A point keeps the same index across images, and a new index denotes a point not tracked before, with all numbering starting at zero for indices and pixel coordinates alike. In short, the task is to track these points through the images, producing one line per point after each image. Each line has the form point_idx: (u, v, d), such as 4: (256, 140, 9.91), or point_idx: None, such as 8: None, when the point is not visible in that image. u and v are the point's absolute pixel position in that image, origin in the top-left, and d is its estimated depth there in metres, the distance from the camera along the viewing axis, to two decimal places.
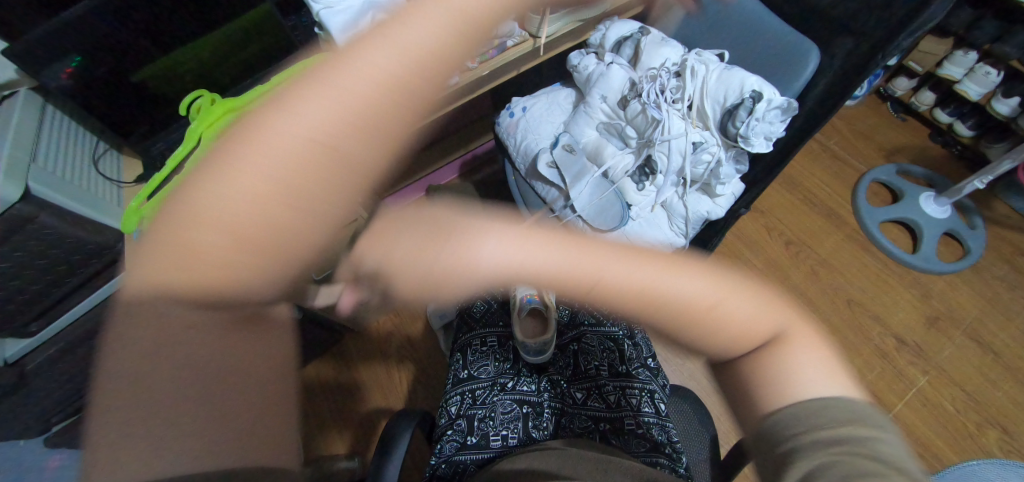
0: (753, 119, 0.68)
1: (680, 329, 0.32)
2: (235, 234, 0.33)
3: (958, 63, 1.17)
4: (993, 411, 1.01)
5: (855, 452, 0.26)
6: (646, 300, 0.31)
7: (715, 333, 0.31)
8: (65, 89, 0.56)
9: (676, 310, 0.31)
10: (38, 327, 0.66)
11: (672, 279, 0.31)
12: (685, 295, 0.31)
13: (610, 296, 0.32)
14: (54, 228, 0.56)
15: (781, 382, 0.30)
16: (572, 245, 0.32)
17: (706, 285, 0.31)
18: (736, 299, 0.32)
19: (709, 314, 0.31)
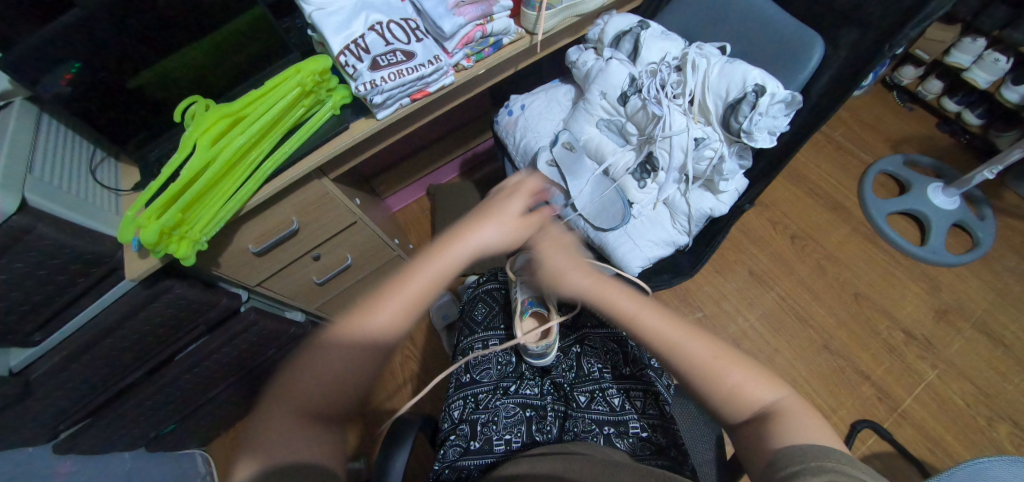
0: (756, 114, 0.67)
1: (695, 391, 0.48)
2: (359, 359, 0.45)
3: (966, 50, 1.14)
4: (1004, 404, 0.99)
5: (834, 465, 0.34)
6: (671, 356, 0.50)
7: (723, 385, 0.46)
8: (61, 97, 0.56)
9: (695, 373, 0.48)
10: (42, 336, 0.67)
11: (690, 346, 0.49)
12: (704, 362, 0.48)
13: (641, 332, 0.52)
14: (51, 238, 0.56)
15: (780, 429, 0.42)
16: (626, 304, 0.54)
17: (717, 362, 0.48)
18: (739, 375, 0.47)
19: (719, 382, 0.47)
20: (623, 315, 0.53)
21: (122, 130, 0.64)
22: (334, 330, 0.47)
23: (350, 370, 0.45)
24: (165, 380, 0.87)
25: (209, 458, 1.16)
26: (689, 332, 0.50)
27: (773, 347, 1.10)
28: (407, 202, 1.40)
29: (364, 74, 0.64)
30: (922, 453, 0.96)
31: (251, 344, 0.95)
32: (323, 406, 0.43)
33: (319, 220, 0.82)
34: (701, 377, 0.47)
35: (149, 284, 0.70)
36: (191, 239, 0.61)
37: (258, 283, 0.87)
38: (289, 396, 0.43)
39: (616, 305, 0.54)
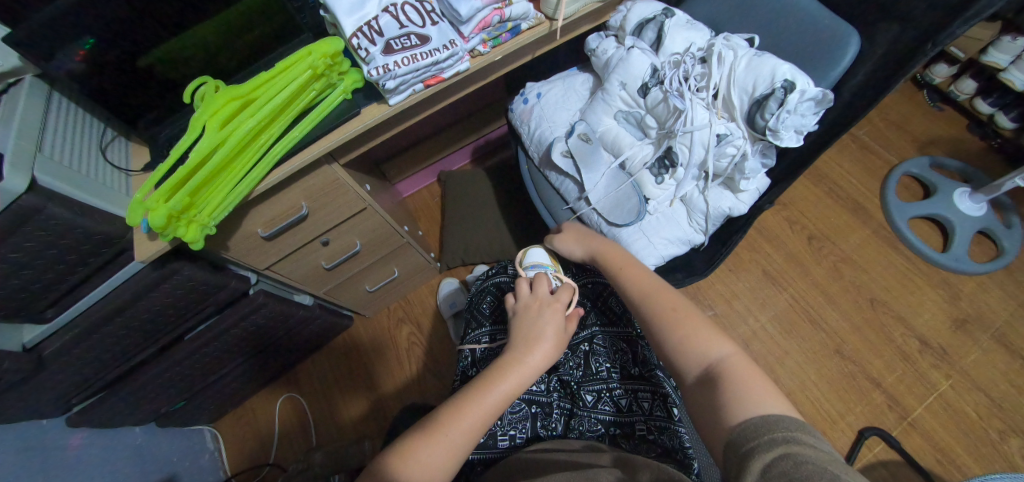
0: (783, 111, 0.63)
1: (656, 341, 0.55)
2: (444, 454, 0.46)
3: (1005, 50, 1.07)
4: (1018, 418, 0.98)
5: (790, 442, 0.35)
6: (642, 307, 0.59)
7: (678, 335, 0.52)
8: (74, 74, 0.55)
9: (654, 321, 0.56)
10: (54, 313, 0.68)
11: (659, 300, 0.58)
12: (663, 312, 0.55)
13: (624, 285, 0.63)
14: (61, 218, 0.55)
15: (730, 388, 0.44)
16: (618, 263, 0.66)
17: (675, 314, 0.54)
18: (693, 330, 0.52)
19: (673, 332, 0.53)
20: (614, 271, 0.66)
21: (132, 109, 0.63)
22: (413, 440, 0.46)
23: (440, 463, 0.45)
24: (175, 359, 0.88)
25: (219, 434, 1.19)
26: (664, 291, 0.58)
27: (783, 349, 1.10)
28: (417, 187, 1.40)
29: (377, 58, 0.62)
30: (929, 462, 0.96)
31: (259, 326, 0.96)
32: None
33: (327, 207, 0.80)
34: (665, 326, 0.54)
35: (158, 265, 0.70)
36: (198, 223, 0.60)
37: (266, 267, 0.87)
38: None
39: (611, 263, 0.68)
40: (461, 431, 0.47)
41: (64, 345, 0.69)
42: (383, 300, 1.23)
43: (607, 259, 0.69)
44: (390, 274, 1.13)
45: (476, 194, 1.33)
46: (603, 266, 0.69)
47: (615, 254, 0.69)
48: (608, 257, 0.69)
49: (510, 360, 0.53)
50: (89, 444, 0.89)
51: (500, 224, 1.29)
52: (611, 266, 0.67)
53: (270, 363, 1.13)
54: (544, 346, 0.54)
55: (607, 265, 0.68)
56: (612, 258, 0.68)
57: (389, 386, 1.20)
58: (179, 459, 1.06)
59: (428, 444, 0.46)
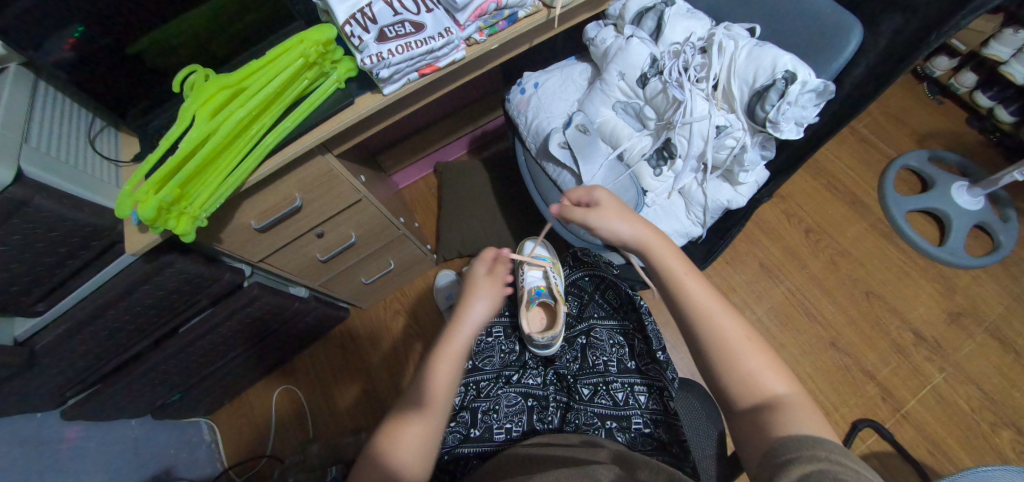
0: (784, 103, 0.62)
1: (708, 367, 0.49)
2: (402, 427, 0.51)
3: (1006, 42, 1.06)
4: (1009, 410, 0.99)
5: (827, 460, 0.34)
6: (699, 325, 0.50)
7: (739, 359, 0.47)
8: (61, 63, 0.54)
9: (715, 348, 0.48)
10: (45, 306, 0.67)
11: (722, 321, 0.49)
12: (728, 339, 0.48)
13: (678, 285, 0.53)
14: (49, 210, 0.54)
15: (790, 424, 0.42)
16: (673, 264, 0.54)
17: (741, 344, 0.48)
18: (759, 363, 0.47)
19: (737, 364, 0.47)
20: (668, 274, 0.54)
21: (120, 98, 0.62)
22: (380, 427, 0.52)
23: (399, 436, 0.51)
24: (170, 352, 0.87)
25: (216, 425, 1.19)
26: (726, 310, 0.50)
27: (779, 341, 1.10)
28: (413, 179, 1.39)
29: (370, 46, 0.60)
30: (920, 453, 0.97)
31: (255, 319, 0.95)
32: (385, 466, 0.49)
33: (319, 196, 0.79)
34: (724, 347, 0.48)
35: (151, 258, 0.69)
36: (189, 215, 0.59)
37: (260, 259, 0.86)
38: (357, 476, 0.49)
39: (662, 262, 0.55)
40: (432, 393, 0.53)
41: (56, 339, 0.68)
42: (379, 292, 1.23)
43: (657, 253, 0.56)
44: (386, 266, 1.12)
45: (473, 186, 1.32)
46: (649, 261, 0.56)
47: (668, 251, 0.56)
48: (658, 252, 0.56)
49: (448, 329, 0.58)
50: (85, 437, 0.88)
51: (497, 216, 1.28)
52: (663, 266, 0.55)
53: (267, 356, 1.12)
54: (483, 301, 0.59)
55: (655, 263, 0.56)
56: (663, 254, 0.55)
57: (386, 379, 1.20)
58: (175, 451, 1.07)
59: (408, 421, 0.52)
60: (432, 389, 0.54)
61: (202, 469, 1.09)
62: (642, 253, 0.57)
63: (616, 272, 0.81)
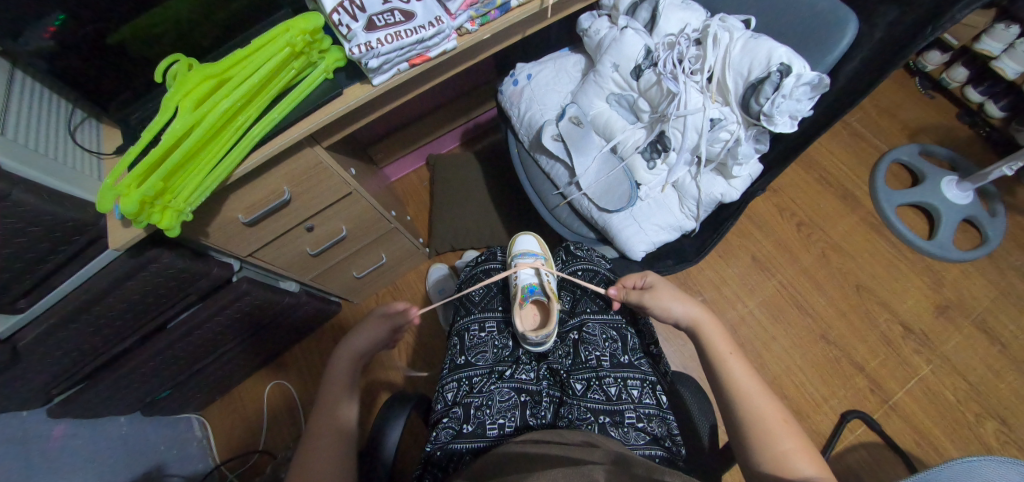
0: (779, 95, 0.61)
1: (741, 442, 0.50)
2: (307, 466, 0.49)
3: (997, 38, 1.06)
4: (993, 401, 1.01)
5: None
6: (737, 401, 0.52)
7: (768, 434, 0.48)
8: (39, 52, 0.52)
9: (750, 424, 0.50)
10: (27, 303, 0.64)
11: (757, 400, 0.52)
12: (763, 418, 0.50)
13: (719, 360, 0.57)
14: (28, 205, 0.52)
15: None
16: (720, 344, 0.59)
17: (776, 424, 0.49)
18: (794, 446, 0.47)
19: (769, 442, 0.48)
20: (713, 351, 0.58)
21: (101, 88, 0.60)
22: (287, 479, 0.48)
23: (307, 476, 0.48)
24: (159, 348, 0.86)
25: (207, 421, 1.17)
26: (763, 391, 0.53)
27: (770, 334, 1.11)
28: (405, 172, 1.38)
29: (359, 35, 0.59)
30: (908, 444, 0.99)
31: (245, 314, 0.94)
32: None
33: (309, 189, 0.78)
34: (755, 419, 0.50)
35: (136, 252, 0.67)
36: (173, 209, 0.58)
37: (248, 254, 0.84)
38: None
39: (710, 341, 0.59)
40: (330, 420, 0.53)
41: (39, 336, 0.67)
42: (370, 287, 1.22)
43: (705, 332, 0.61)
44: (377, 260, 1.11)
45: (466, 180, 1.31)
46: (698, 339, 0.61)
47: (718, 331, 0.60)
48: (707, 331, 0.61)
49: (341, 356, 0.60)
50: (72, 435, 0.87)
51: (491, 210, 1.27)
52: (709, 344, 0.59)
53: (258, 351, 1.11)
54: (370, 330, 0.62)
55: (702, 341, 0.60)
56: (711, 334, 0.60)
57: (378, 373, 1.19)
58: (165, 448, 1.05)
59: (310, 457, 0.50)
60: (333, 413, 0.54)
61: (193, 465, 1.08)
62: (689, 328, 0.63)
63: (608, 266, 0.83)
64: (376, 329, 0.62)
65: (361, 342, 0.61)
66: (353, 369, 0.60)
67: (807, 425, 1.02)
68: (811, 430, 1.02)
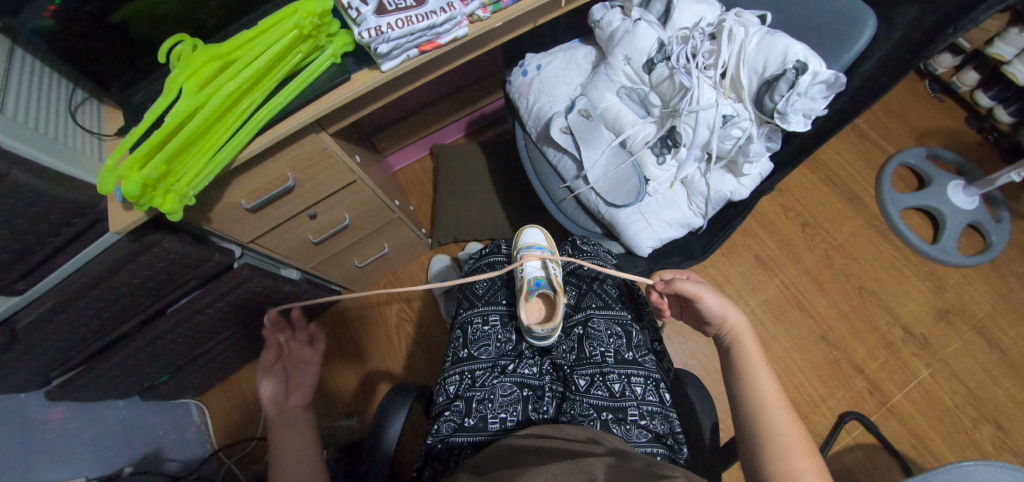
0: (793, 93, 0.60)
1: (752, 454, 0.50)
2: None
3: (1010, 42, 1.05)
4: (989, 406, 1.02)
5: None
6: (754, 413, 0.52)
7: (780, 449, 0.48)
8: (45, 31, 0.51)
9: (765, 438, 0.49)
10: (26, 285, 0.63)
11: (778, 416, 0.50)
12: (777, 435, 0.49)
13: (749, 371, 0.55)
14: (27, 185, 0.51)
15: None
16: (754, 354, 0.56)
17: (791, 443, 0.48)
18: (806, 467, 0.46)
19: (779, 457, 0.47)
20: (744, 362, 0.56)
21: (103, 66, 0.58)
22: None
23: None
24: (159, 333, 0.85)
25: (205, 407, 1.17)
26: (787, 409, 0.51)
27: (771, 334, 1.12)
28: (409, 161, 1.36)
29: (368, 19, 0.57)
30: (903, 446, 1.00)
31: (245, 301, 0.92)
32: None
33: (313, 176, 0.76)
34: (769, 434, 0.49)
35: (136, 236, 0.66)
36: (176, 193, 0.57)
37: (250, 240, 0.83)
38: None
39: (743, 349, 0.57)
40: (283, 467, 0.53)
41: (38, 318, 0.66)
42: (370, 277, 1.22)
43: (740, 340, 0.58)
44: (380, 249, 1.10)
45: (470, 171, 1.30)
46: (730, 345, 0.59)
47: (753, 342, 0.58)
48: (743, 340, 0.58)
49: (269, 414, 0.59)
50: (70, 418, 0.86)
51: (494, 202, 1.27)
52: (742, 354, 0.57)
53: (257, 339, 1.11)
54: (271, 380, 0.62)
55: (735, 349, 0.58)
56: (746, 343, 0.58)
57: (378, 364, 1.19)
58: (163, 432, 1.05)
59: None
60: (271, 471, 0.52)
61: (190, 451, 1.08)
62: (723, 334, 0.60)
63: (614, 261, 0.82)
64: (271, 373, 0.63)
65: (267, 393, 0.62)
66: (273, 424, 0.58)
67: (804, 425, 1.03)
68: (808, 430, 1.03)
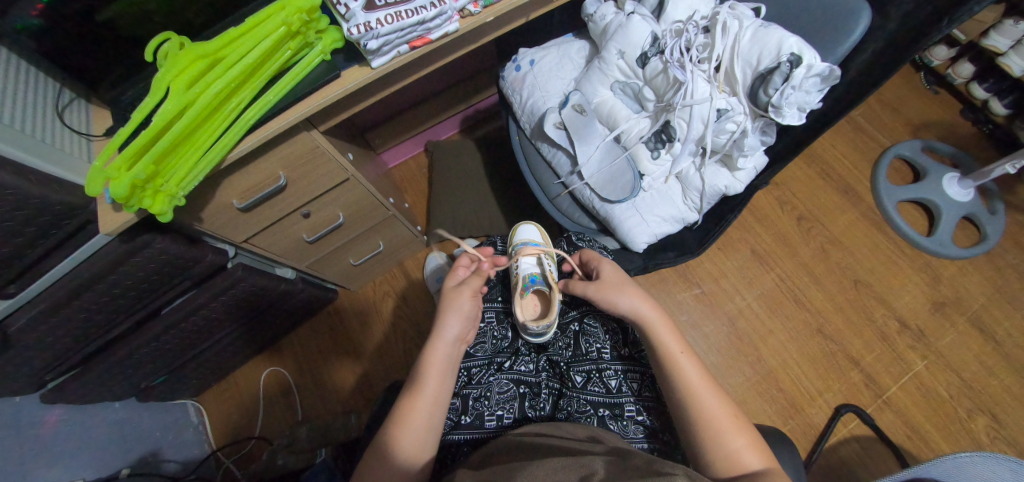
0: (788, 87, 0.60)
1: (692, 441, 0.51)
2: (428, 403, 0.55)
3: (1006, 33, 1.04)
4: (985, 397, 1.02)
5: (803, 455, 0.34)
6: (686, 401, 0.53)
7: (718, 434, 0.49)
8: (30, 31, 0.51)
9: (701, 425, 0.50)
10: (17, 288, 0.62)
11: (708, 400, 0.52)
12: (714, 419, 0.50)
13: (671, 361, 0.55)
14: (14, 187, 0.50)
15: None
16: (671, 342, 0.57)
17: (726, 423, 0.50)
18: (743, 442, 0.49)
19: (720, 441, 0.49)
20: (665, 353, 0.56)
21: (91, 66, 0.58)
22: (404, 399, 0.55)
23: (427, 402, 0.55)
24: (153, 334, 0.84)
25: (203, 408, 1.17)
26: (710, 387, 0.53)
27: (767, 327, 1.12)
28: (404, 158, 1.36)
29: (357, 15, 0.56)
30: (900, 438, 1.00)
31: (240, 300, 0.92)
32: (416, 425, 0.53)
33: (306, 174, 0.75)
34: (706, 422, 0.50)
35: (128, 237, 0.65)
36: (166, 194, 0.56)
37: (244, 240, 0.83)
38: (394, 438, 0.52)
39: (660, 339, 0.57)
40: (431, 363, 0.58)
41: (31, 321, 0.65)
42: (367, 275, 1.21)
43: (656, 330, 0.58)
44: (375, 247, 1.10)
45: (465, 167, 1.29)
46: (648, 337, 0.58)
47: (669, 329, 0.58)
48: (657, 329, 0.58)
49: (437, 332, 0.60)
50: (67, 421, 0.86)
51: (489, 198, 1.26)
52: (660, 344, 0.57)
53: (254, 338, 1.10)
54: (454, 316, 0.62)
55: (653, 341, 0.57)
56: (662, 332, 0.58)
57: (376, 362, 1.19)
58: (162, 433, 1.05)
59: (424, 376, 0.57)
60: (433, 396, 0.55)
61: (189, 451, 1.08)
62: (639, 329, 0.60)
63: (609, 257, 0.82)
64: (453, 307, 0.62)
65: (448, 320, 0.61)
66: (445, 345, 0.59)
67: (800, 418, 1.04)
68: (805, 424, 1.03)
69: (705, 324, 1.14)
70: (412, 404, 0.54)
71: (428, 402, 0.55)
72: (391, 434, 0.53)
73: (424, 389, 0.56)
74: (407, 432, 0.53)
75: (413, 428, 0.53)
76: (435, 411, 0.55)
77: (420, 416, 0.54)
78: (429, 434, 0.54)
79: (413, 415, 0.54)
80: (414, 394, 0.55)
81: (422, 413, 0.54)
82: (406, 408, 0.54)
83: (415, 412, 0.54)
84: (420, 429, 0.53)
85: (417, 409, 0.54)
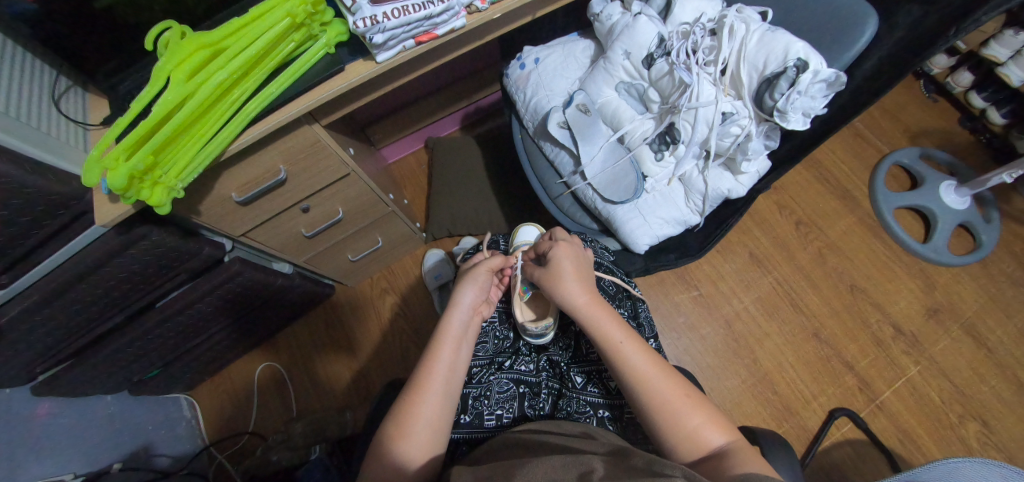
0: (794, 92, 0.60)
1: (652, 430, 0.50)
2: (446, 378, 0.56)
3: (1005, 44, 1.05)
4: (977, 404, 1.04)
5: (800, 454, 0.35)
6: (640, 390, 0.52)
7: (676, 419, 0.49)
8: (27, 15, 0.49)
9: (657, 413, 0.50)
10: (7, 280, 0.61)
11: (660, 384, 0.51)
12: (669, 404, 0.50)
13: (616, 356, 0.54)
14: (8, 176, 0.49)
15: (726, 470, 0.43)
16: (614, 332, 0.56)
17: (682, 404, 0.50)
18: (701, 420, 0.49)
19: (681, 423, 0.49)
20: (609, 346, 0.55)
21: (88, 53, 0.57)
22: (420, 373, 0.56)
23: (446, 377, 0.56)
24: (148, 327, 0.83)
25: (196, 402, 1.16)
26: (660, 371, 0.53)
27: (764, 331, 1.13)
28: (403, 154, 1.35)
29: (363, 8, 0.55)
30: (893, 443, 1.02)
31: (236, 294, 0.91)
32: (435, 400, 0.54)
33: (305, 167, 0.74)
34: (662, 410, 0.50)
35: (123, 229, 0.64)
36: (163, 185, 0.55)
37: (241, 234, 0.82)
38: (411, 414, 0.53)
39: (603, 331, 0.56)
40: (447, 332, 0.59)
41: (20, 314, 0.63)
42: (365, 270, 1.21)
43: (599, 322, 0.57)
44: (373, 243, 1.09)
45: (465, 164, 1.28)
46: (591, 332, 0.57)
47: (612, 319, 0.57)
48: (600, 321, 0.57)
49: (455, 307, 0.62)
50: (57, 414, 0.84)
51: (490, 196, 1.25)
52: (604, 337, 0.56)
53: (249, 332, 1.09)
54: (471, 287, 0.64)
55: (598, 336, 0.56)
56: (606, 322, 0.57)
57: (373, 358, 1.18)
58: (153, 427, 1.04)
59: (439, 350, 0.58)
60: (449, 367, 0.57)
61: (181, 446, 1.07)
62: (581, 322, 0.58)
63: (611, 258, 0.82)
64: (476, 277, 0.65)
65: (469, 289, 0.63)
66: (461, 318, 0.61)
67: (795, 421, 1.05)
68: (799, 427, 1.04)
69: (702, 326, 1.15)
70: (429, 381, 0.55)
71: (445, 377, 0.56)
72: (406, 410, 0.53)
73: (440, 362, 0.57)
74: (425, 407, 0.53)
75: (430, 403, 0.54)
76: (450, 388, 0.56)
77: (434, 390, 0.55)
78: (444, 414, 0.54)
79: (428, 390, 0.54)
80: (429, 367, 0.56)
81: (435, 386, 0.55)
82: (423, 384, 0.55)
83: (431, 389, 0.55)
84: (438, 405, 0.54)
85: (432, 386, 0.55)
